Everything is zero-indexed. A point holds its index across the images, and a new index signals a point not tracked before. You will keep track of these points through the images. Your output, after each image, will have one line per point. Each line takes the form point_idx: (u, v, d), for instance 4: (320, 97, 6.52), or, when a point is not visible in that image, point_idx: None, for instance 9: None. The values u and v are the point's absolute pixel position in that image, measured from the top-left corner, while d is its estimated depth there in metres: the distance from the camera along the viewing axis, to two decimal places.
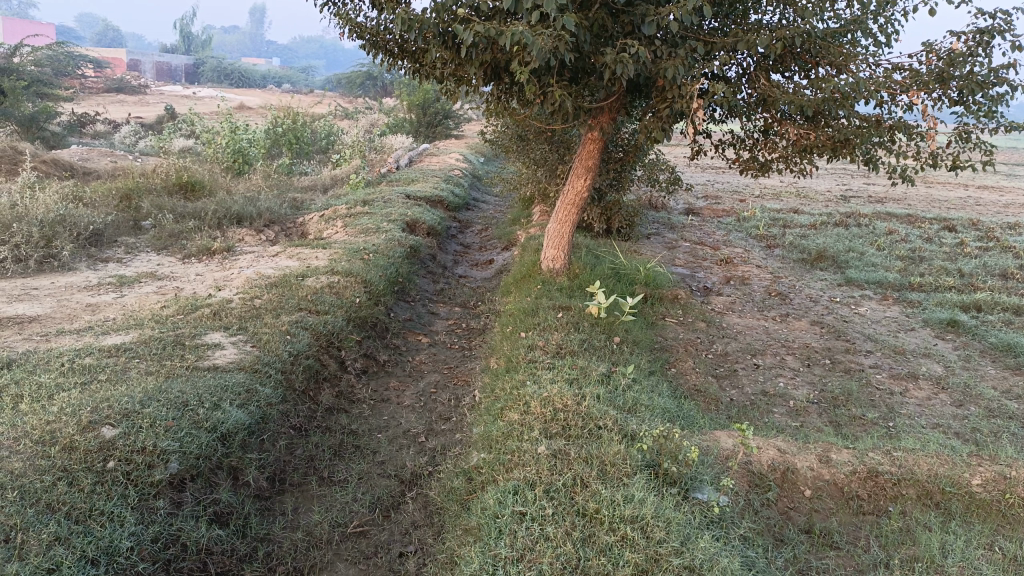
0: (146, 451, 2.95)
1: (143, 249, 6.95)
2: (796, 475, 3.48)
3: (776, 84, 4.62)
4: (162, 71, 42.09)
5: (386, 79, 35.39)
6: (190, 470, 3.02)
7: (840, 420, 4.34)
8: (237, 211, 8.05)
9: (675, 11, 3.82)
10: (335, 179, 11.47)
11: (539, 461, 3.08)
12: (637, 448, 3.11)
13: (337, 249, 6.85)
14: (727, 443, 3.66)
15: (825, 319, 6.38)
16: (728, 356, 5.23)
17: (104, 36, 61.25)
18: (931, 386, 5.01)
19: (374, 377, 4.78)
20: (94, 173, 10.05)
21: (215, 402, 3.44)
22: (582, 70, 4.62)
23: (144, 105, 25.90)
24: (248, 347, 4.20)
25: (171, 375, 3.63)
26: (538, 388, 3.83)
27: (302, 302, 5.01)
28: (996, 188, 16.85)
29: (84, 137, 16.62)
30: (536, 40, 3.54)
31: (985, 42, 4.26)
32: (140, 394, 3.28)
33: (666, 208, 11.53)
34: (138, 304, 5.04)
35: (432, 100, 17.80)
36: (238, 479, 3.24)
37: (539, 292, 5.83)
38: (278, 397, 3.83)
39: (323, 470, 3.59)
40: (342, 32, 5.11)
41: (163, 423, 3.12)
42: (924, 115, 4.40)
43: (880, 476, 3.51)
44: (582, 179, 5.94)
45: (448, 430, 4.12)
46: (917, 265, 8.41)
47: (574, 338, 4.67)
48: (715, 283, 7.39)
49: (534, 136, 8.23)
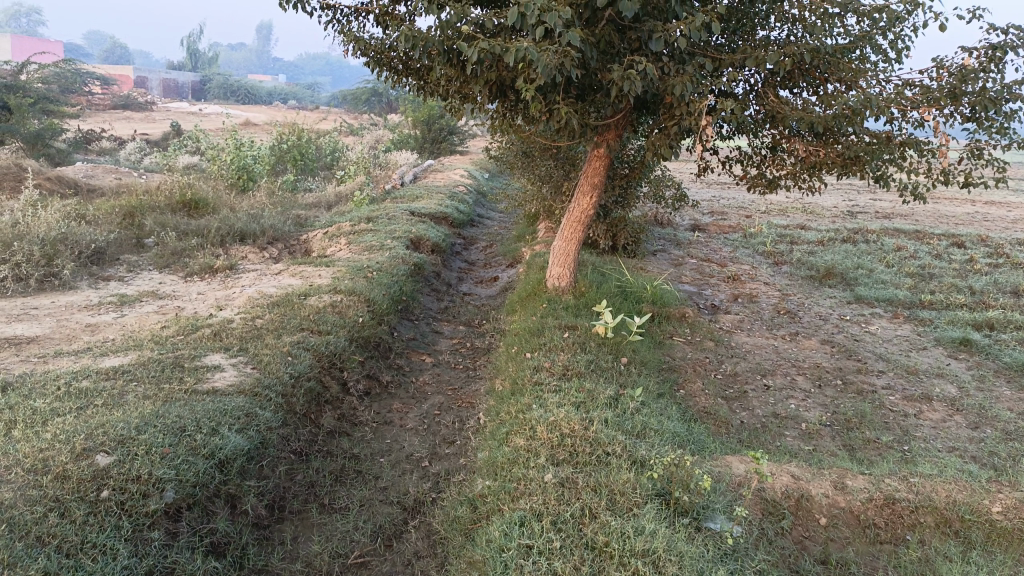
0: (141, 480, 2.87)
1: (145, 266, 6.91)
2: (811, 502, 3.38)
3: (785, 101, 4.55)
4: (169, 88, 42.33)
5: (391, 95, 35.51)
6: (186, 498, 2.94)
7: (853, 443, 4.24)
8: (240, 228, 8.00)
9: (683, 27, 3.76)
10: (339, 196, 11.43)
11: (546, 491, 2.98)
12: (647, 476, 3.02)
13: (341, 266, 6.79)
14: (740, 469, 3.56)
15: (835, 338, 6.28)
16: (737, 377, 5.13)
17: (112, 54, 61.72)
18: (945, 408, 4.90)
19: (377, 399, 4.69)
20: (98, 191, 10.04)
21: (213, 427, 3.35)
22: (588, 87, 4.56)
23: (151, 121, 26.06)
24: (248, 369, 4.12)
25: (169, 399, 3.55)
26: (544, 412, 3.74)
27: (305, 322, 4.93)
28: (1003, 204, 16.76)
29: (90, 153, 16.67)
30: (542, 58, 3.47)
31: (998, 57, 4.18)
32: (136, 420, 3.20)
33: (672, 225, 11.47)
34: (138, 324, 4.98)
35: (437, 116, 17.82)
36: (236, 507, 3.15)
37: (544, 310, 5.75)
38: (278, 421, 3.74)
39: (324, 497, 3.50)
40: (346, 50, 5.06)
41: (159, 449, 3.03)
42: (936, 131, 4.32)
43: (896, 503, 3.40)
44: (588, 196, 5.86)
45: (452, 454, 4.03)
46: (927, 282, 8.31)
47: (581, 359, 4.59)
48: (723, 301, 7.29)
49: (539, 152, 8.18)
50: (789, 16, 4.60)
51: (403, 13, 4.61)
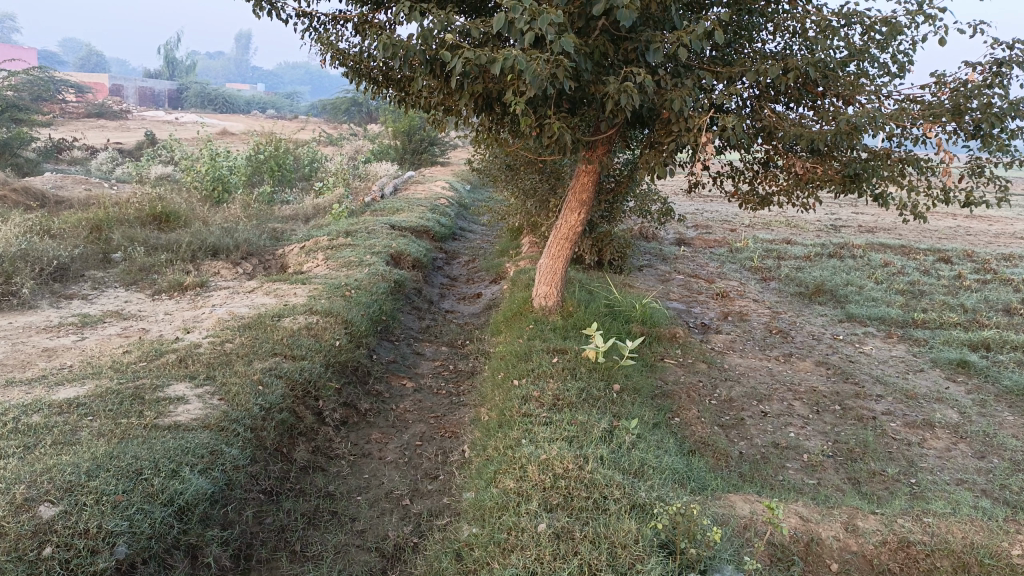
0: (90, 534, 2.57)
1: (110, 284, 6.57)
2: (821, 546, 3.12)
3: (783, 115, 4.34)
4: (147, 98, 41.78)
5: (371, 105, 35.34)
6: (142, 552, 2.66)
7: (859, 476, 4.03)
8: (212, 242, 7.68)
9: (685, 38, 3.56)
10: (318, 208, 11.11)
11: (540, 544, 2.73)
12: (650, 525, 2.76)
13: (317, 284, 6.49)
14: (744, 510, 3.30)
15: (830, 359, 6.07)
16: (733, 403, 4.90)
17: (87, 62, 60.70)
18: (949, 435, 4.69)
19: (354, 430, 4.41)
20: (66, 202, 9.68)
21: (173, 469, 3.06)
22: (581, 100, 4.34)
23: (125, 130, 25.57)
24: (214, 401, 3.81)
25: (126, 437, 3.25)
26: (535, 449, 3.47)
27: (278, 346, 4.63)
28: (985, 218, 16.78)
29: (61, 164, 16.28)
30: (532, 67, 3.23)
31: (1005, 73, 3.95)
32: (87, 463, 2.90)
33: (657, 239, 11.30)
34: (99, 349, 4.65)
35: (417, 127, 17.57)
36: (197, 558, 2.88)
37: (531, 332, 5.49)
38: (246, 459, 3.45)
39: (295, 543, 3.21)
40: (323, 59, 4.81)
41: (111, 498, 2.73)
42: (940, 149, 4.06)
43: (911, 546, 3.14)
44: (576, 213, 5.60)
45: (435, 491, 3.76)
46: (918, 300, 8.15)
47: (572, 387, 4.33)
48: (713, 320, 7.09)
49: (523, 166, 7.94)
50: (787, 27, 4.40)
51: (385, 22, 4.35)
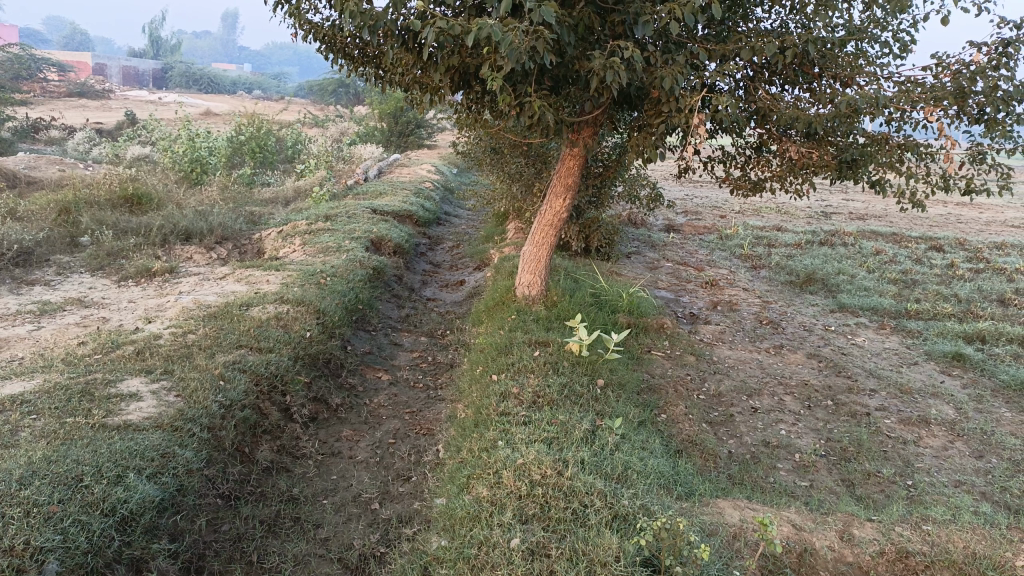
0: (16, 551, 2.34)
1: (76, 269, 6.29)
2: (815, 557, 2.91)
3: (777, 97, 4.08)
4: (130, 76, 40.99)
5: (358, 87, 34.91)
6: (75, 569, 2.42)
7: (852, 478, 3.84)
8: (185, 226, 7.40)
9: (678, 11, 3.29)
10: (299, 191, 10.81)
11: (512, 562, 2.53)
12: (632, 541, 2.54)
13: (292, 271, 6.22)
14: (733, 517, 3.09)
15: (822, 352, 5.87)
16: (722, 398, 4.70)
17: (70, 41, 59.90)
18: (945, 433, 4.50)
19: (324, 426, 4.18)
20: (37, 183, 9.36)
21: (117, 474, 2.82)
22: (565, 79, 4.09)
23: (106, 110, 25.08)
24: (171, 397, 3.57)
25: (70, 438, 3.00)
26: (511, 452, 3.26)
27: (244, 338, 4.38)
28: (976, 206, 16.63)
29: (38, 143, 15.85)
30: (509, 39, 2.97)
31: (1010, 53, 3.69)
32: (21, 469, 2.67)
33: (646, 225, 11.08)
34: (54, 340, 4.39)
35: (403, 110, 17.23)
36: (140, 572, 2.64)
37: (513, 322, 5.27)
38: (202, 461, 3.22)
39: (252, 554, 2.99)
40: (296, 32, 4.52)
41: (43, 509, 2.51)
42: (941, 134, 3.80)
43: (910, 558, 2.90)
44: (561, 199, 5.36)
45: (406, 494, 3.54)
46: (911, 290, 7.96)
47: (553, 383, 4.11)
48: (702, 309, 6.88)
49: (509, 148, 7.68)
50: (783, 5, 4.16)
51: None
